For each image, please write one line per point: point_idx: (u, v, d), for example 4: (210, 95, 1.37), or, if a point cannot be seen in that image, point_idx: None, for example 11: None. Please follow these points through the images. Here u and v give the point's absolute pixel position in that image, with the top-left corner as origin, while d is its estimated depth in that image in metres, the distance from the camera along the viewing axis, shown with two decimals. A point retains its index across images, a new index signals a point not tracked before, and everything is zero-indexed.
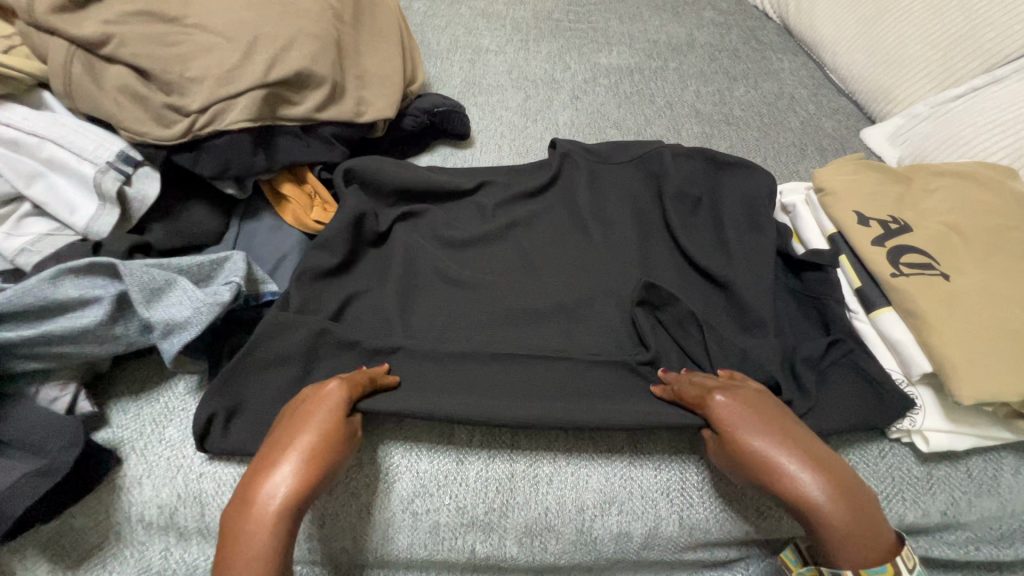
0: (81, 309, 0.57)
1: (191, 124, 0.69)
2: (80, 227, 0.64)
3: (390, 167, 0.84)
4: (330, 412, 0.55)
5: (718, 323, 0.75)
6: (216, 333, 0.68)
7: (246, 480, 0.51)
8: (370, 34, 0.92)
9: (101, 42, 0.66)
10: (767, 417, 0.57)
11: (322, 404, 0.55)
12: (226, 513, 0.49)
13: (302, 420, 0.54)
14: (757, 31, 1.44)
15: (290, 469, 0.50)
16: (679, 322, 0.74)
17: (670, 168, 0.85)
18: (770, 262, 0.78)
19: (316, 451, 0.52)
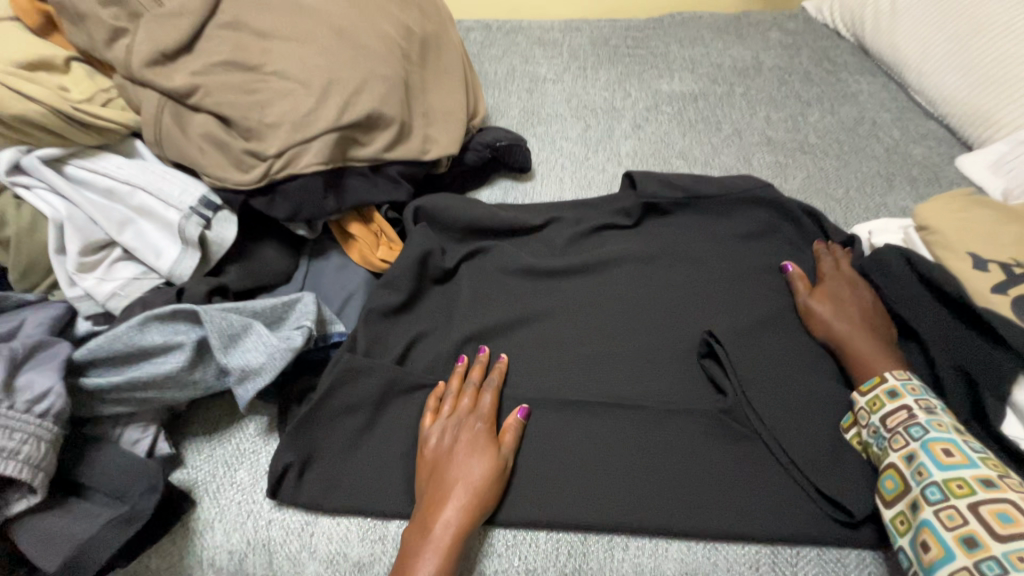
0: (164, 355, 0.58)
1: (268, 168, 0.70)
2: (165, 270, 0.66)
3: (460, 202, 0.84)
4: (481, 459, 0.61)
5: (801, 372, 0.70)
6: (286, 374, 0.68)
7: (414, 524, 0.58)
8: (436, 71, 0.92)
9: (188, 92, 0.69)
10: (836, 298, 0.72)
11: (475, 454, 0.61)
12: (401, 555, 0.56)
13: (454, 469, 0.60)
14: (829, 52, 1.37)
15: (455, 521, 0.57)
16: (759, 377, 0.69)
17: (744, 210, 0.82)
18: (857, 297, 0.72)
19: (471, 502, 0.58)
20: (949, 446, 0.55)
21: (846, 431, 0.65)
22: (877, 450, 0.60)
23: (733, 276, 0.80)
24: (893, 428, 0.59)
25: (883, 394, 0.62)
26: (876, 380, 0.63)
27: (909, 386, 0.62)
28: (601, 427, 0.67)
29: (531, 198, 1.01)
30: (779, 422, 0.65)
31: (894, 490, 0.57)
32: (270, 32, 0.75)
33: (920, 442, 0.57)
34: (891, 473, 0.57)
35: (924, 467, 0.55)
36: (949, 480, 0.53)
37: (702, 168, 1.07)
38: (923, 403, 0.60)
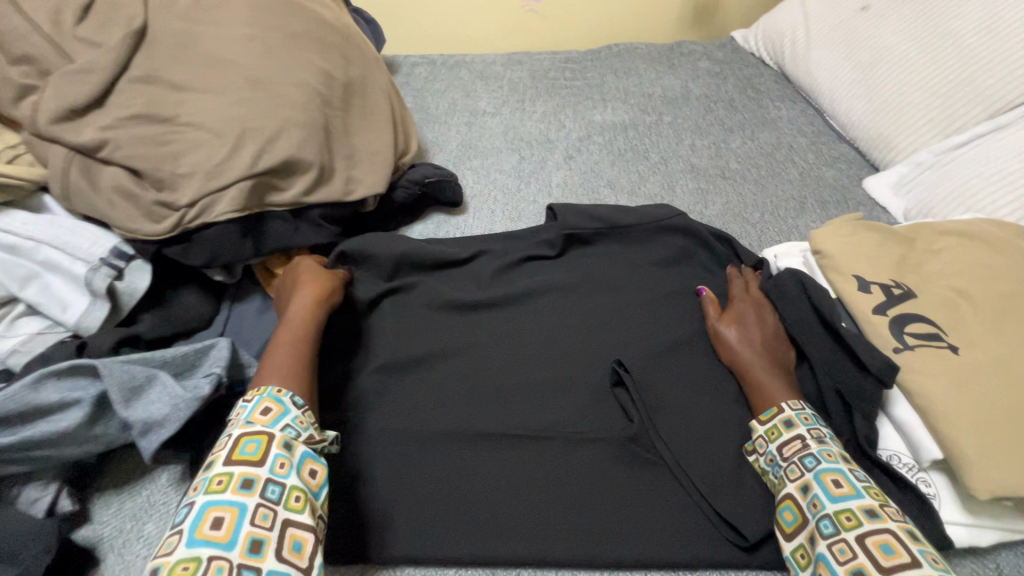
0: (61, 412, 0.58)
1: (180, 219, 0.71)
2: (71, 323, 0.66)
3: (384, 241, 0.85)
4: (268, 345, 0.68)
5: (707, 395, 0.73)
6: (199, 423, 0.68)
7: None
8: (362, 113, 0.95)
9: (97, 146, 0.70)
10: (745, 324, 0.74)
11: (298, 323, 0.69)
12: None
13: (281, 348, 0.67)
14: (754, 80, 1.44)
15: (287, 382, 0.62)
16: (667, 402, 0.71)
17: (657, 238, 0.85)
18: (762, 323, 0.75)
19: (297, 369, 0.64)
20: (838, 477, 0.56)
21: (750, 454, 0.66)
22: (776, 480, 0.62)
23: (648, 302, 0.82)
24: (790, 458, 0.61)
25: (780, 424, 0.64)
26: (774, 412, 0.66)
27: (803, 416, 0.64)
28: (513, 459, 0.68)
29: (463, 232, 1.04)
30: (685, 448, 0.68)
31: (792, 522, 0.57)
32: (185, 84, 0.77)
33: (812, 472, 0.58)
34: (789, 505, 0.58)
35: (817, 499, 0.56)
36: (839, 512, 0.54)
37: (629, 196, 1.10)
38: (815, 432, 0.62)
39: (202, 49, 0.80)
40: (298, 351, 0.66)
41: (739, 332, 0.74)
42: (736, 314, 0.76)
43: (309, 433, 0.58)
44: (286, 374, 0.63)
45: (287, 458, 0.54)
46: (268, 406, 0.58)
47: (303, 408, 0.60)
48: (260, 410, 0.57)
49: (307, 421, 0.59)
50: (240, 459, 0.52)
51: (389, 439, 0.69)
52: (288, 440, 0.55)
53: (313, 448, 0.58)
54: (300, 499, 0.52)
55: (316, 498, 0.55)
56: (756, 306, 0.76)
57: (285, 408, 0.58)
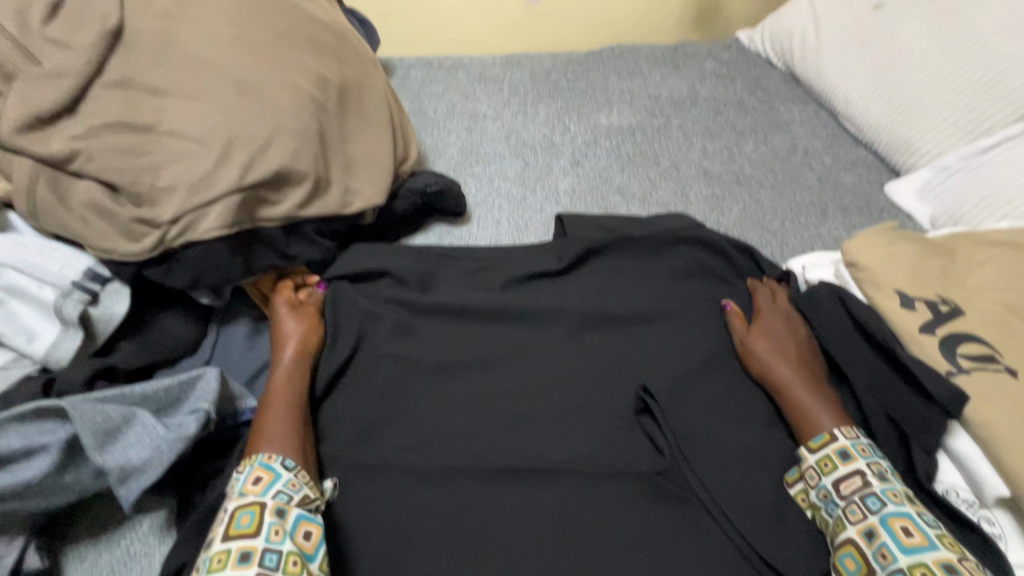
0: (26, 461, 0.51)
1: (163, 236, 0.65)
2: (40, 356, 0.59)
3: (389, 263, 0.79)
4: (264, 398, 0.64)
5: (738, 420, 0.67)
6: (188, 463, 0.62)
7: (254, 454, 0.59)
8: (359, 118, 0.88)
9: (68, 158, 0.63)
10: (778, 338, 0.70)
11: (294, 375, 0.67)
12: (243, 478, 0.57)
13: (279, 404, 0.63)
14: (762, 81, 1.39)
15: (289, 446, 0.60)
16: (697, 431, 0.66)
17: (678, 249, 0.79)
18: (793, 334, 0.70)
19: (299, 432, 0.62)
20: (908, 525, 0.54)
21: (791, 485, 0.63)
22: (830, 518, 0.58)
23: (671, 318, 0.77)
24: (848, 496, 0.57)
25: (834, 454, 0.60)
26: (827, 439, 0.61)
27: (859, 446, 0.60)
28: (533, 496, 0.62)
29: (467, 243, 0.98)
30: (719, 481, 0.63)
31: (855, 571, 0.54)
32: (167, 89, 0.70)
33: (878, 516, 0.55)
34: (851, 551, 0.55)
35: (886, 548, 0.53)
36: (914, 568, 0.51)
37: (641, 204, 1.05)
38: (874, 466, 0.59)
39: (184, 50, 0.74)
40: (290, 402, 0.64)
41: (770, 345, 0.69)
42: (765, 324, 0.71)
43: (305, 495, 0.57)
44: (278, 433, 0.61)
45: (281, 525, 0.53)
46: (259, 475, 0.56)
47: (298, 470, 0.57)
48: (251, 479, 0.56)
49: (301, 482, 0.57)
50: (236, 534, 0.51)
51: (397, 476, 0.64)
52: (281, 506, 0.54)
53: (309, 508, 0.56)
54: (297, 564, 0.51)
55: (312, 560, 0.53)
56: (785, 317, 0.72)
57: (277, 473, 0.57)
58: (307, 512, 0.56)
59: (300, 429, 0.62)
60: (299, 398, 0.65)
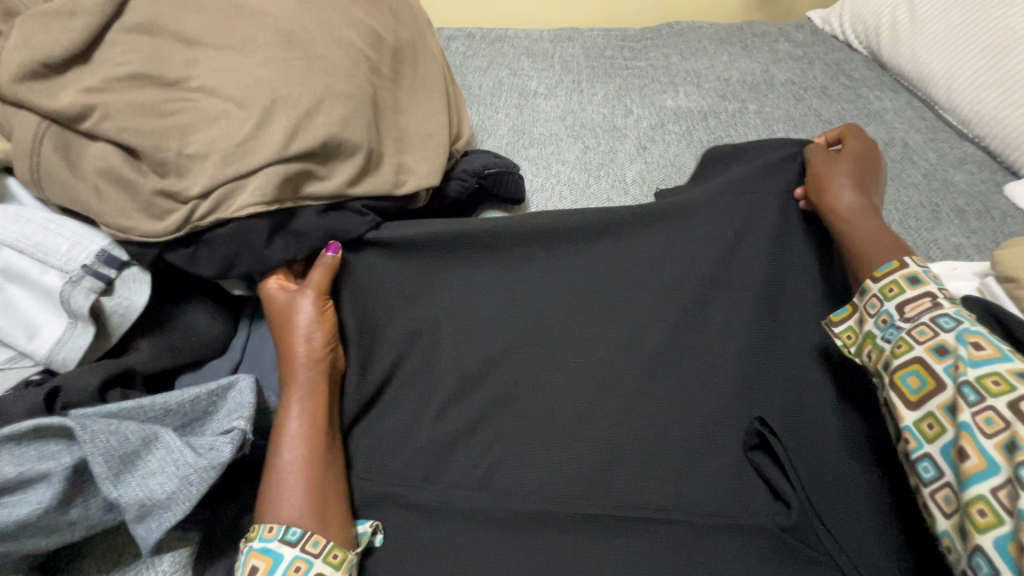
0: (22, 491, 0.41)
1: (190, 213, 0.54)
2: (42, 356, 0.49)
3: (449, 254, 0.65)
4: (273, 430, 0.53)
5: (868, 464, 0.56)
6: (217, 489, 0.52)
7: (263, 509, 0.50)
8: (413, 85, 0.76)
9: (80, 115, 0.52)
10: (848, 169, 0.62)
11: (302, 397, 0.54)
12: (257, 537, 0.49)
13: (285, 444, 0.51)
14: (844, 65, 1.26)
15: (300, 505, 0.49)
16: (824, 475, 0.55)
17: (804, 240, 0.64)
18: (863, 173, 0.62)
19: (312, 479, 0.50)
20: (981, 338, 0.45)
21: (837, 324, 0.55)
22: (886, 345, 0.50)
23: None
24: (915, 320, 0.49)
25: (902, 279, 0.51)
26: (895, 265, 0.52)
27: (930, 275, 0.52)
28: (629, 550, 0.52)
29: None
30: (854, 542, 0.52)
31: (919, 389, 0.46)
32: (197, 38, 0.59)
33: (996, 399, 0.42)
34: (915, 369, 0.47)
35: (958, 361, 0.44)
36: (984, 377, 0.43)
37: None
38: (981, 340, 0.45)
39: None
40: (298, 443, 0.51)
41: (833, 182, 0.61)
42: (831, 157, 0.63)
43: (318, 573, 0.46)
44: (286, 489, 0.49)
45: None
46: (255, 563, 0.46)
47: (300, 545, 0.47)
48: (247, 570, 0.46)
49: (305, 564, 0.46)
50: None
51: (464, 515, 0.53)
52: None
53: None
54: None
55: None
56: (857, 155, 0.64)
57: (276, 556, 0.46)
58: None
59: (313, 479, 0.50)
60: (310, 433, 0.52)
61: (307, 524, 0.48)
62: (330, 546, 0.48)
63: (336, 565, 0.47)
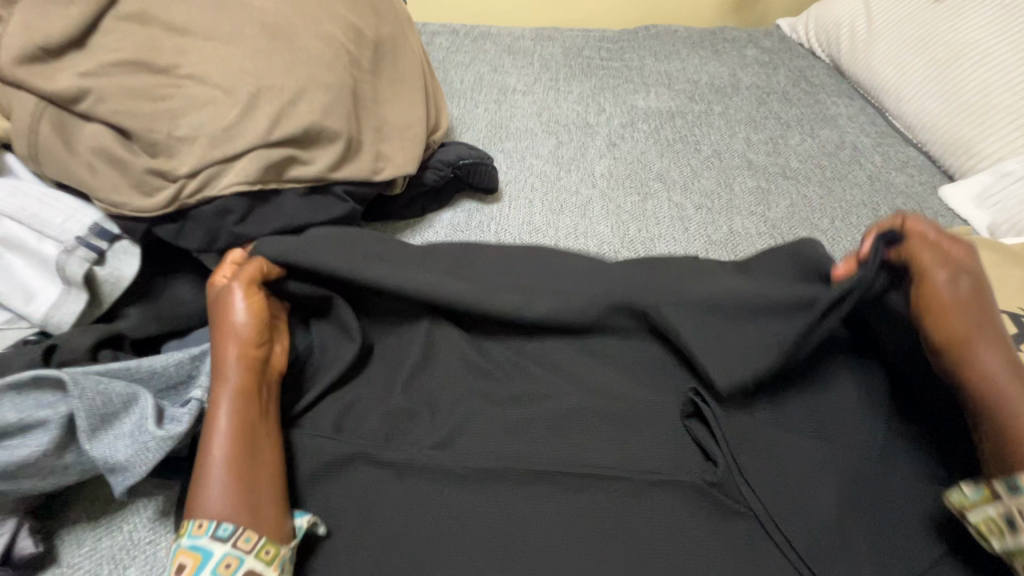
0: (20, 436, 0.46)
1: (178, 192, 0.58)
2: (38, 318, 0.53)
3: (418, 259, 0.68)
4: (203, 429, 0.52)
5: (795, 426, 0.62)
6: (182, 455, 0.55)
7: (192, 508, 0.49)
8: (392, 79, 0.81)
9: (75, 97, 0.56)
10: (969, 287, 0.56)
11: (228, 392, 0.53)
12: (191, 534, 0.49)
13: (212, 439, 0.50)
14: (807, 72, 1.33)
15: (229, 499, 0.48)
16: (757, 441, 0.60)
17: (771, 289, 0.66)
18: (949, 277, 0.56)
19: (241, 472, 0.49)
20: None
21: (971, 511, 0.48)
22: None
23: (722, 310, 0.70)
24: None
25: None
26: None
27: None
28: (573, 503, 0.57)
29: (498, 222, 0.91)
30: (778, 499, 0.57)
31: None
32: (188, 28, 0.63)
33: None
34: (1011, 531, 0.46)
35: None
36: None
37: (682, 192, 0.98)
38: None
39: None
40: (223, 438, 0.50)
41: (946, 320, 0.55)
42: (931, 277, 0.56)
43: (250, 568, 0.46)
44: (214, 485, 0.48)
45: None
46: (184, 559, 0.45)
47: (231, 540, 0.46)
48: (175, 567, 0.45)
49: (234, 563, 0.45)
50: None
51: (426, 470, 0.58)
52: None
53: None
54: None
55: None
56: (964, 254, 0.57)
57: (205, 552, 0.45)
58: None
59: (242, 474, 0.49)
60: (236, 428, 0.51)
61: (239, 520, 0.47)
62: (262, 541, 0.47)
63: (268, 561, 0.47)
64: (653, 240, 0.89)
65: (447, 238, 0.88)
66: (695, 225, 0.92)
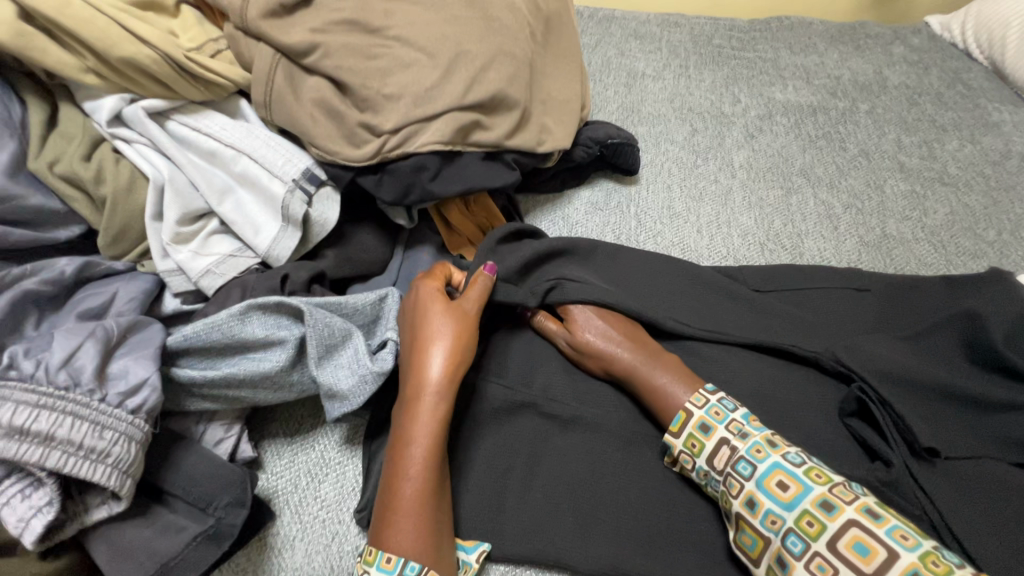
0: (261, 351, 0.51)
1: (382, 145, 0.62)
2: (262, 250, 0.58)
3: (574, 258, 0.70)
4: (398, 449, 0.52)
5: (959, 434, 0.58)
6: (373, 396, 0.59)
7: (376, 527, 0.50)
8: (556, 54, 0.83)
9: (305, 51, 0.61)
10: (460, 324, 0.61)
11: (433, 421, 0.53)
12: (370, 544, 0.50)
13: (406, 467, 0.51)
14: (962, 73, 1.23)
15: (416, 537, 0.49)
16: (932, 435, 0.57)
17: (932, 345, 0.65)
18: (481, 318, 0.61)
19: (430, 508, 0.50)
20: None
21: None
22: None
23: (875, 330, 0.68)
24: None
25: None
26: None
27: None
28: None
29: (635, 203, 0.92)
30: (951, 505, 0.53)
31: None
32: None
33: None
34: (858, 540, 0.45)
35: None
36: None
37: (828, 190, 0.95)
38: None
39: None
40: (420, 472, 0.51)
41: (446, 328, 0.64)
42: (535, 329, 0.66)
43: None
44: (408, 519, 0.49)
45: None
46: None
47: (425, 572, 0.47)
48: None
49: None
50: None
51: (588, 429, 0.61)
52: None
53: None
54: None
55: None
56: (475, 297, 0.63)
57: None
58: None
59: (430, 515, 0.50)
60: (433, 468, 0.51)
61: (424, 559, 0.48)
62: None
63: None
64: (801, 236, 0.88)
65: (587, 215, 0.90)
66: (846, 224, 0.89)
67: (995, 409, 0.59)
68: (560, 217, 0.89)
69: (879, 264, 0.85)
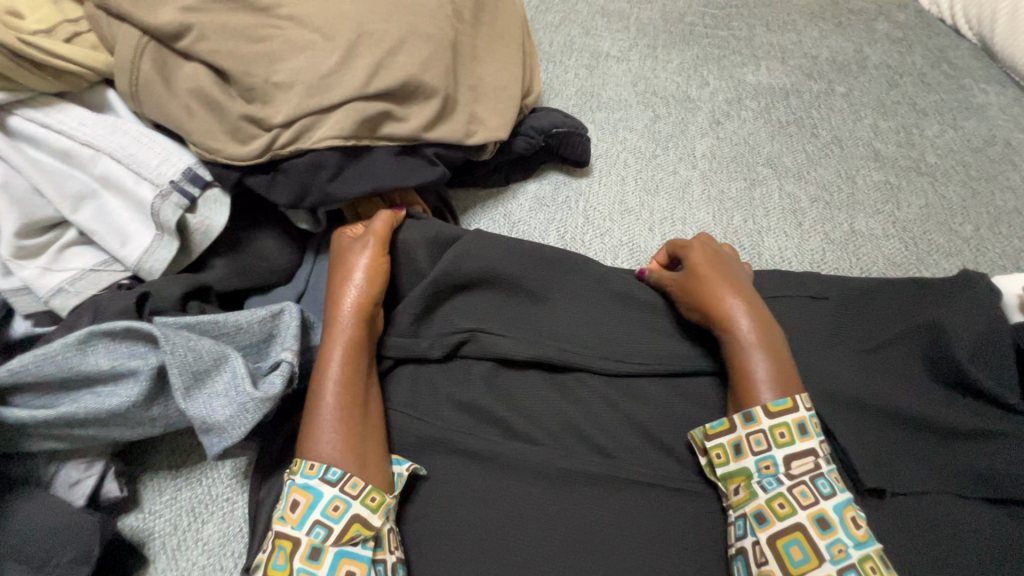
0: (113, 383, 0.45)
1: (272, 141, 0.55)
2: (131, 263, 0.52)
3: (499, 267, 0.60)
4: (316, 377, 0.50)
5: (903, 458, 0.54)
6: (264, 426, 0.53)
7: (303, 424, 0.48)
8: (490, 34, 0.75)
9: (177, 34, 0.53)
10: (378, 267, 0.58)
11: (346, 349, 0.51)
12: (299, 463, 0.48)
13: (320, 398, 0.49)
14: (948, 52, 1.14)
15: (337, 439, 0.47)
16: (871, 459, 0.53)
17: (890, 356, 0.60)
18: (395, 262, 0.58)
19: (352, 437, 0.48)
20: None
21: None
22: None
23: (831, 340, 0.61)
24: None
25: None
26: None
27: None
28: (663, 518, 0.52)
29: (585, 198, 0.85)
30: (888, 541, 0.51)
31: None
32: None
33: None
34: (797, 538, 0.46)
35: None
36: None
37: (795, 181, 0.88)
38: None
39: None
40: (336, 389, 0.49)
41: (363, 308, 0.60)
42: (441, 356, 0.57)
43: (356, 513, 0.45)
44: (326, 429, 0.47)
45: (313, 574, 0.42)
46: (296, 498, 0.45)
47: None
48: (289, 505, 0.45)
49: (345, 505, 0.45)
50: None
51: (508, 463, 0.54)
52: (315, 545, 0.43)
53: (354, 540, 0.44)
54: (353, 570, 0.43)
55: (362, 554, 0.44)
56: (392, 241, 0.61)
57: (316, 493, 0.45)
58: (351, 545, 0.44)
59: (354, 425, 0.48)
60: (349, 392, 0.49)
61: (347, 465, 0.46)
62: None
63: (374, 508, 0.45)
64: (761, 233, 0.82)
65: (531, 212, 0.83)
66: (810, 220, 0.83)
67: (952, 431, 0.54)
68: (503, 214, 0.83)
69: (844, 264, 0.80)
